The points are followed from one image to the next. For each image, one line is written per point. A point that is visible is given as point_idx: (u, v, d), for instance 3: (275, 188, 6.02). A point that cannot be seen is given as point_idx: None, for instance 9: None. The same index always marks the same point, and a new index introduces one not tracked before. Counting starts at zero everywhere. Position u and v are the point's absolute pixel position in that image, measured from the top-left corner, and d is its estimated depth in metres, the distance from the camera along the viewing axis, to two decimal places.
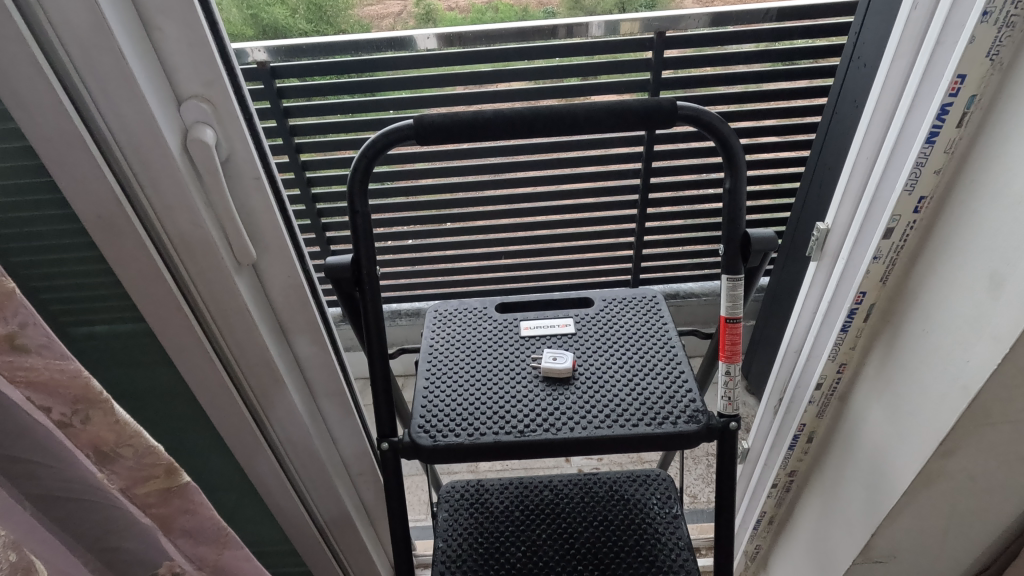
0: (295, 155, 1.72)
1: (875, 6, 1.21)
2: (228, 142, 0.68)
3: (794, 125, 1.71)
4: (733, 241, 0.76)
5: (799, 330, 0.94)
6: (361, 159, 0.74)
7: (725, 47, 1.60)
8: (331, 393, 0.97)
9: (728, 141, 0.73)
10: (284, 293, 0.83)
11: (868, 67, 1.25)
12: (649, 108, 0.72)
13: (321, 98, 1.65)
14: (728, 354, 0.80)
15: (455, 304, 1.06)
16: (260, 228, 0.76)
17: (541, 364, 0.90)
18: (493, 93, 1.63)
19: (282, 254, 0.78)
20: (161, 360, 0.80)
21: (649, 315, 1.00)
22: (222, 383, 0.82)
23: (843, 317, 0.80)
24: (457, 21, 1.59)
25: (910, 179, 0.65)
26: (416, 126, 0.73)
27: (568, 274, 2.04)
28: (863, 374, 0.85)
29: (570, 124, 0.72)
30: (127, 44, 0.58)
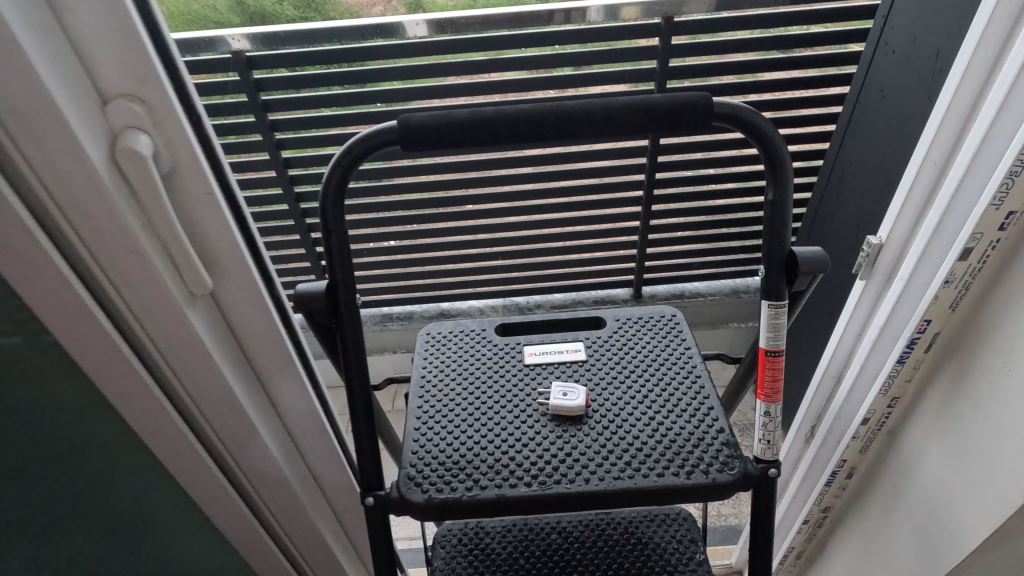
0: (277, 152, 1.60)
1: None
2: (169, 151, 0.56)
3: (808, 117, 1.59)
4: (775, 262, 0.65)
5: (839, 354, 0.84)
6: (335, 168, 0.62)
7: (718, 34, 1.47)
8: (310, 429, 0.86)
9: (775, 143, 0.61)
10: (249, 324, 0.71)
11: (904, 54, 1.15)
12: (678, 105, 0.60)
13: (310, 90, 1.52)
14: (768, 393, 0.69)
15: (449, 325, 0.94)
16: (216, 251, 0.64)
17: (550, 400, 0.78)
18: (487, 84, 1.50)
19: (244, 280, 0.66)
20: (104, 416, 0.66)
21: (668, 338, 0.89)
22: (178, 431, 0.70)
23: (901, 347, 0.69)
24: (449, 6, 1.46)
25: (1000, 192, 0.54)
26: (401, 129, 0.60)
27: (569, 274, 1.94)
28: (919, 410, 0.74)
29: (583, 126, 0.61)
30: (27, 30, 0.45)
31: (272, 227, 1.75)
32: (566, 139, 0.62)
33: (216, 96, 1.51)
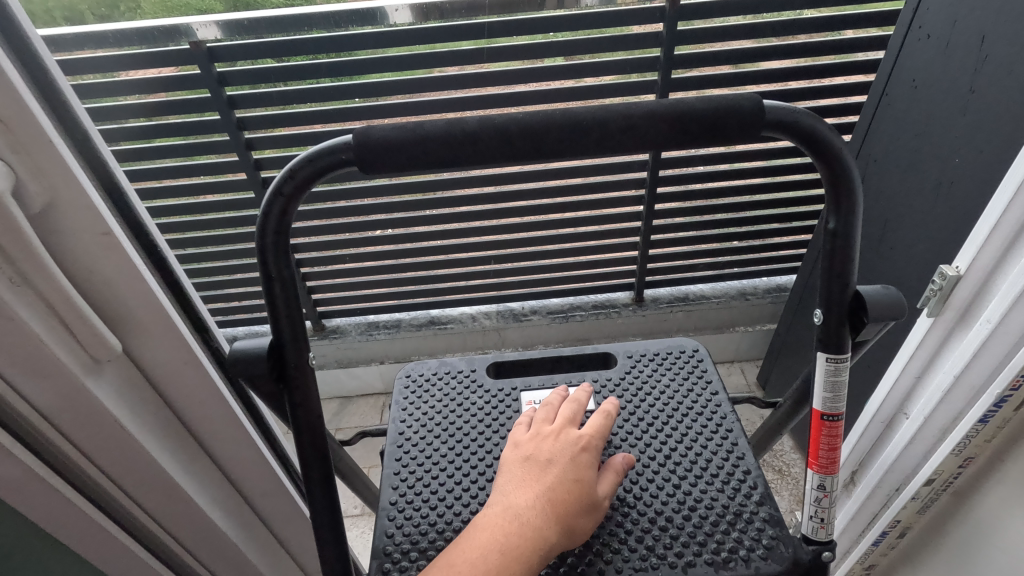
0: (246, 153, 1.44)
1: None
2: (41, 182, 0.41)
3: (824, 108, 1.45)
4: (834, 306, 0.52)
5: (893, 397, 0.71)
6: (275, 196, 0.48)
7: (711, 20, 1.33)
8: (267, 493, 0.73)
9: (841, 158, 0.48)
10: (179, 385, 0.57)
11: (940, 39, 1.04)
12: (718, 110, 0.46)
13: (288, 83, 1.36)
14: (822, 463, 0.56)
15: (433, 364, 0.81)
16: (125, 301, 0.49)
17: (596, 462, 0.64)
18: (476, 76, 1.35)
19: (165, 333, 0.53)
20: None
21: (689, 380, 0.76)
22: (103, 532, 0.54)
23: (986, 404, 0.56)
24: None
25: None
26: (357, 146, 0.46)
27: (566, 278, 1.80)
28: (999, 474, 0.61)
29: (597, 140, 0.47)
30: None
31: (243, 234, 1.60)
32: (573, 156, 0.48)
33: (173, 92, 1.34)
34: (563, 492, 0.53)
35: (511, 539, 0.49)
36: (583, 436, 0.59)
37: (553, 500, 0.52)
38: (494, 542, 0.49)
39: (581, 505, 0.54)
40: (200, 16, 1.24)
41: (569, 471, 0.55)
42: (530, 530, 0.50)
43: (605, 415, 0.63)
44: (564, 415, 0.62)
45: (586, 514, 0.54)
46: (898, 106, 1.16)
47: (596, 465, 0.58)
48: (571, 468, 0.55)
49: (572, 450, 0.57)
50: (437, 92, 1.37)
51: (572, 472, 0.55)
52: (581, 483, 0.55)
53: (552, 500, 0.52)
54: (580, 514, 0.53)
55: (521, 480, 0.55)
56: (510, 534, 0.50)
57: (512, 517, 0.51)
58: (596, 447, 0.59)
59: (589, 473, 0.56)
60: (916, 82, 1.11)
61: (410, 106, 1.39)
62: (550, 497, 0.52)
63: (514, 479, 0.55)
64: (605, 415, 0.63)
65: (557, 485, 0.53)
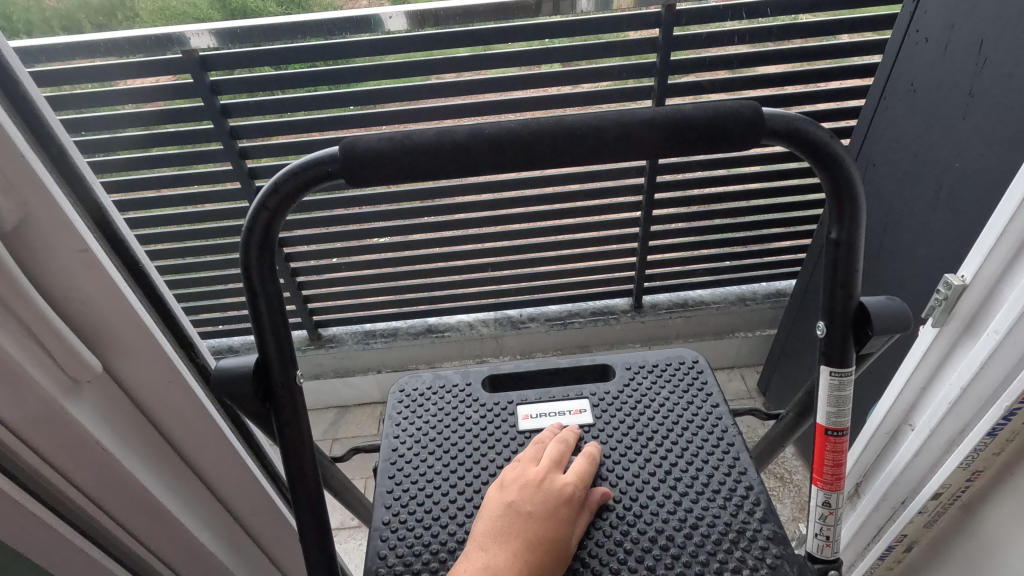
0: (240, 161, 1.42)
1: None
2: (13, 200, 0.40)
3: (822, 112, 1.44)
4: (837, 319, 0.51)
5: (897, 408, 0.69)
6: (260, 211, 0.46)
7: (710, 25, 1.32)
8: (259, 513, 0.71)
9: (844, 167, 0.46)
10: (164, 405, 0.55)
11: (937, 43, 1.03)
12: (715, 117, 0.45)
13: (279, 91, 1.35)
14: (826, 480, 0.55)
15: (428, 378, 0.79)
16: (105, 320, 0.48)
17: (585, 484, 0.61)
18: (472, 83, 1.34)
19: (148, 352, 0.51)
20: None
21: (689, 391, 0.74)
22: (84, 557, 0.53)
23: (994, 417, 0.55)
24: None
25: None
26: (343, 159, 0.45)
27: (565, 285, 1.79)
28: (1007, 489, 0.60)
29: (591, 149, 0.45)
30: None
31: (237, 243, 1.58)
32: (568, 165, 0.46)
33: (165, 102, 1.32)
34: (540, 553, 0.52)
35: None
36: (567, 485, 0.58)
37: (530, 563, 0.51)
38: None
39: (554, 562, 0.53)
40: (194, 24, 1.22)
41: (547, 529, 0.54)
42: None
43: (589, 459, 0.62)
44: (551, 459, 0.61)
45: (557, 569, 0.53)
46: (894, 109, 1.15)
47: (575, 515, 0.57)
48: (552, 527, 0.54)
49: (554, 504, 0.56)
50: (432, 100, 1.35)
51: (551, 530, 0.54)
52: (556, 544, 0.54)
53: (530, 561, 0.51)
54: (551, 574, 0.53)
55: (500, 534, 0.53)
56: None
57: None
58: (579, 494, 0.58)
59: (567, 529, 0.56)
60: (913, 85, 1.10)
61: (405, 114, 1.38)
62: (529, 557, 0.52)
63: (494, 533, 0.54)
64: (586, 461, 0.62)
65: (537, 544, 0.53)
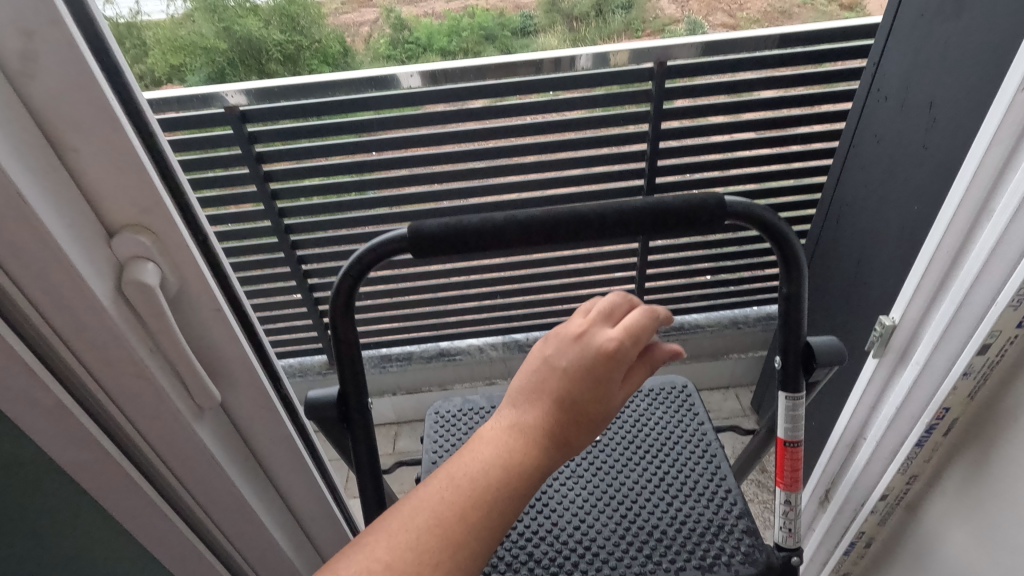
0: (271, 202, 1.54)
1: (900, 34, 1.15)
2: (175, 274, 0.54)
3: (805, 152, 1.57)
4: (791, 356, 0.65)
5: (853, 424, 0.82)
6: (345, 277, 0.61)
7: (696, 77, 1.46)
8: (322, 516, 0.84)
9: (789, 243, 0.61)
10: (258, 426, 0.69)
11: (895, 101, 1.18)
12: (689, 205, 0.60)
13: (303, 139, 1.47)
14: (787, 482, 0.69)
15: (458, 402, 0.93)
16: (225, 359, 0.62)
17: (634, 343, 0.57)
18: (483, 130, 1.48)
19: (252, 385, 0.65)
20: (114, 536, 0.62)
21: (680, 411, 0.89)
22: (194, 550, 0.66)
23: (919, 431, 0.69)
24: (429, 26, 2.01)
25: (1016, 295, 0.54)
26: (411, 238, 0.60)
27: (569, 309, 1.92)
28: (938, 490, 0.74)
29: (597, 230, 0.60)
30: (26, 178, 0.43)
31: (260, 276, 1.68)
32: (578, 241, 0.61)
33: (207, 150, 1.46)
34: (561, 435, 0.51)
35: (499, 488, 0.47)
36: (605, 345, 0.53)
37: (552, 425, 0.51)
38: (483, 496, 0.46)
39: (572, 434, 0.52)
40: (228, 85, 1.39)
41: (571, 410, 0.52)
42: (522, 482, 0.48)
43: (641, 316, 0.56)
44: (598, 311, 0.56)
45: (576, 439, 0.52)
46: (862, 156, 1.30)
47: (615, 372, 0.54)
48: (575, 406, 0.52)
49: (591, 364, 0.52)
50: (446, 145, 1.49)
51: (576, 410, 0.52)
52: (585, 404, 0.52)
53: (546, 447, 0.50)
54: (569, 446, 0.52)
55: (531, 394, 0.53)
56: (501, 489, 0.47)
57: (510, 464, 0.48)
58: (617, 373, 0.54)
59: (600, 391, 0.53)
60: (879, 137, 1.25)
61: (424, 160, 1.51)
62: (549, 438, 0.50)
63: (526, 390, 0.53)
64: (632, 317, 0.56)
65: (560, 406, 0.51)
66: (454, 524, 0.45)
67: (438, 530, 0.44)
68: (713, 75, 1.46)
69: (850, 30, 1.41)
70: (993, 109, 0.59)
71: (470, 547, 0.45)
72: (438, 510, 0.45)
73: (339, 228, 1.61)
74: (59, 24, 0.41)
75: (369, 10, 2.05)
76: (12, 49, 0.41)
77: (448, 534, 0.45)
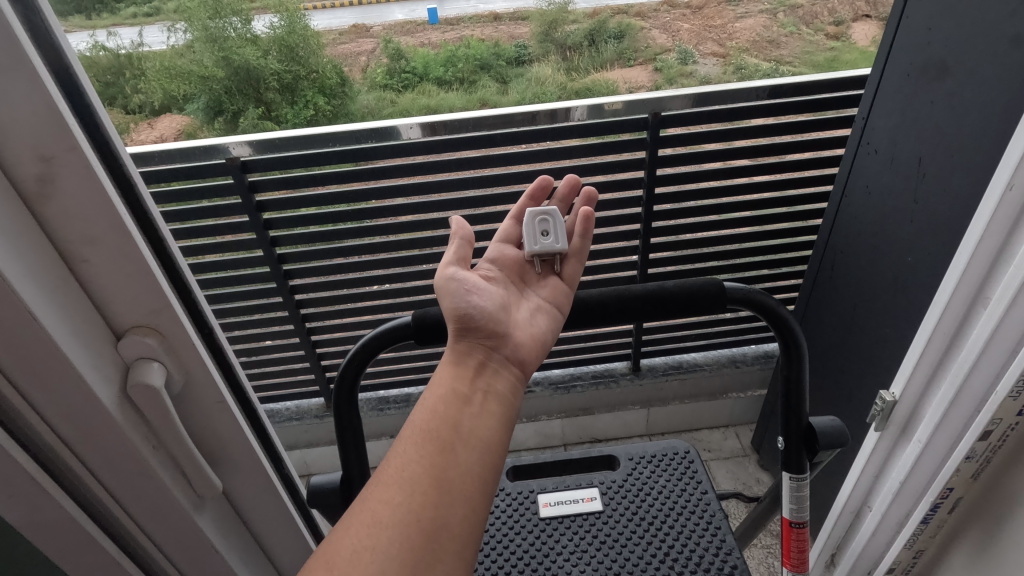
0: (270, 248, 1.51)
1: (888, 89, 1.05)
2: (181, 371, 0.54)
3: (798, 196, 1.58)
4: (795, 436, 0.67)
5: (857, 492, 0.82)
6: (349, 363, 0.65)
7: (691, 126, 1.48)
8: None
9: (793, 331, 0.65)
10: (258, 508, 0.68)
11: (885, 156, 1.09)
12: (692, 292, 0.65)
13: (302, 189, 1.47)
14: (793, 561, 0.72)
15: None
16: (227, 446, 0.62)
17: (529, 249, 0.68)
18: (482, 177, 1.48)
19: (253, 469, 0.64)
20: None
21: (683, 479, 0.88)
22: None
23: (924, 509, 0.68)
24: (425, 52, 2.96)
25: (1015, 387, 0.54)
26: (416, 324, 0.63)
27: (567, 351, 1.90)
28: (946, 566, 0.73)
29: (598, 317, 0.66)
30: (38, 297, 0.43)
31: (253, 321, 1.65)
32: (574, 326, 0.67)
33: (205, 199, 1.44)
34: (455, 391, 0.51)
35: (414, 461, 0.46)
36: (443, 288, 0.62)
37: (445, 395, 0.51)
38: (400, 472, 0.46)
39: (475, 388, 0.53)
40: (235, 136, 1.38)
41: (453, 348, 0.57)
42: (438, 445, 0.47)
43: (458, 239, 0.65)
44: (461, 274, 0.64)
45: (475, 380, 0.54)
46: (849, 206, 1.21)
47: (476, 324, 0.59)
48: (455, 349, 0.57)
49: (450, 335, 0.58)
50: (446, 191, 1.48)
51: (457, 352, 0.56)
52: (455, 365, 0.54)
53: (447, 402, 0.50)
54: (482, 403, 0.52)
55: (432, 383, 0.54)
56: (418, 459, 0.46)
57: (416, 429, 0.49)
58: (456, 288, 0.60)
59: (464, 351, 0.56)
60: (869, 189, 1.15)
61: (420, 206, 1.50)
62: (444, 398, 0.51)
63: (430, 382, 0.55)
64: (467, 244, 0.66)
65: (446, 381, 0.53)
66: (380, 509, 0.44)
67: (373, 520, 0.44)
68: (707, 124, 1.47)
69: (838, 81, 1.43)
70: (984, 198, 0.60)
71: (407, 524, 0.43)
72: (369, 509, 0.45)
73: (336, 273, 1.59)
74: (77, 149, 0.42)
75: (369, 40, 3.00)
76: (31, 174, 0.41)
77: (380, 524, 0.44)
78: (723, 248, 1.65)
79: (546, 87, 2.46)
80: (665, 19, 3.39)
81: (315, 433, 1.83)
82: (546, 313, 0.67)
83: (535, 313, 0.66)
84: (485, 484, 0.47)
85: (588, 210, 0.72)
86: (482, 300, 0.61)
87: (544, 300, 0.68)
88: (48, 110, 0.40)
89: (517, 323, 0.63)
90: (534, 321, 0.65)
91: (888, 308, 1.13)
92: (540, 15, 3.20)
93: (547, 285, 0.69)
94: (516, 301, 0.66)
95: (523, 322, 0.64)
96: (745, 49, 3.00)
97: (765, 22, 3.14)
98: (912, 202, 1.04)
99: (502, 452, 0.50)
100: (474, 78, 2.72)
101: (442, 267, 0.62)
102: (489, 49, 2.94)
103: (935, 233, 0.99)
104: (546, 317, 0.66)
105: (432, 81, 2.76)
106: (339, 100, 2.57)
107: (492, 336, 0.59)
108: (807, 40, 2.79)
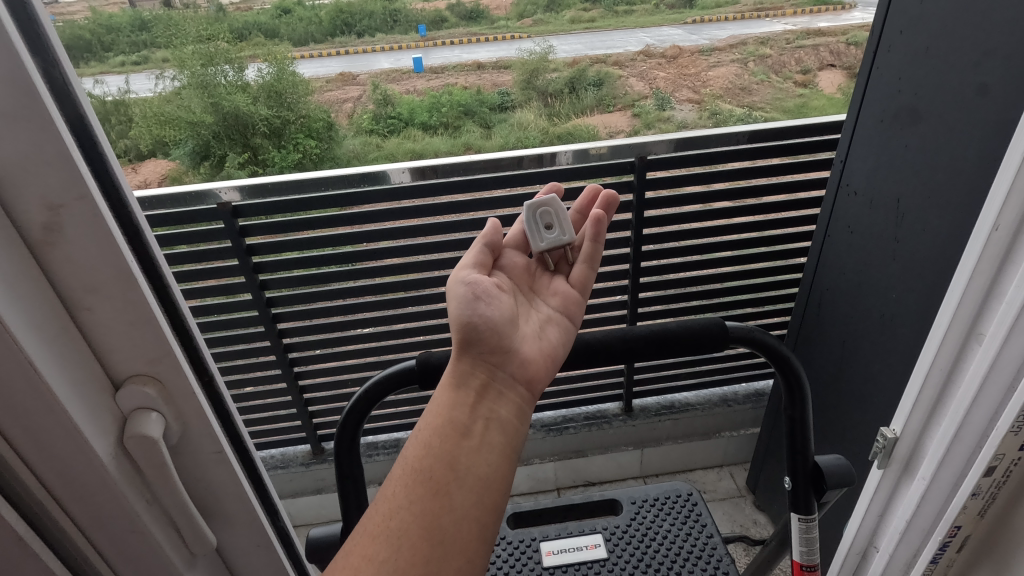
0: (259, 292, 1.50)
1: (865, 134, 1.10)
2: (179, 420, 0.53)
3: (779, 235, 1.62)
4: (800, 475, 0.68)
5: (862, 532, 0.81)
6: (351, 410, 0.65)
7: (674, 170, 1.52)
8: None
9: (793, 368, 0.66)
10: (251, 563, 0.65)
11: (866, 197, 1.13)
12: (695, 332, 0.65)
13: (288, 234, 1.46)
14: None
15: None
16: (223, 496, 0.59)
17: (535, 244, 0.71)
18: (473, 220, 1.49)
19: (248, 524, 0.62)
20: None
21: (686, 522, 0.87)
22: None
23: (934, 549, 0.67)
24: (415, 100, 3.06)
25: (1016, 423, 0.55)
26: (420, 368, 0.63)
27: (560, 391, 1.88)
28: None
29: (603, 358, 0.66)
30: (34, 344, 0.42)
31: (237, 366, 1.61)
32: (578, 368, 0.67)
33: (192, 243, 1.42)
34: (453, 422, 0.50)
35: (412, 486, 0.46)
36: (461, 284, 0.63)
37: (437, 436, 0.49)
38: (388, 522, 0.44)
39: (476, 416, 0.51)
40: (225, 182, 1.38)
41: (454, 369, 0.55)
42: (431, 489, 0.45)
43: (481, 244, 0.68)
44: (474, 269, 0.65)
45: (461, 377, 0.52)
46: (833, 246, 1.25)
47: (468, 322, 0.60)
48: (456, 369, 0.55)
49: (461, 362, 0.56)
50: (434, 233, 1.49)
51: (460, 374, 0.55)
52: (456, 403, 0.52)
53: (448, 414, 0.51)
54: (482, 434, 0.50)
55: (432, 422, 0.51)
56: (409, 504, 0.45)
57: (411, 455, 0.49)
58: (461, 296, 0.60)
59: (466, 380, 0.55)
60: (851, 229, 1.18)
61: (408, 250, 1.51)
62: (440, 432, 0.49)
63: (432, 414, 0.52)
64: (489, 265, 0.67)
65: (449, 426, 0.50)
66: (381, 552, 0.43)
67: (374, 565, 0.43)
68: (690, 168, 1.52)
69: (815, 127, 1.49)
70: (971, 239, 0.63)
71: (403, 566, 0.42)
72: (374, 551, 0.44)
73: (324, 316, 1.57)
74: (87, 198, 0.42)
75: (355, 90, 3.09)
76: (37, 222, 0.41)
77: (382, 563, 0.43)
78: (710, 287, 1.68)
79: (529, 132, 2.54)
80: (642, 68, 3.52)
81: (301, 482, 1.77)
82: (558, 325, 0.67)
83: (547, 323, 0.67)
84: (483, 529, 0.45)
85: (598, 213, 0.75)
86: (490, 309, 0.59)
87: (556, 310, 0.69)
88: (58, 157, 0.40)
89: (525, 337, 0.62)
90: (545, 334, 0.66)
91: (877, 345, 1.15)
92: (521, 64, 3.29)
93: (554, 295, 0.71)
94: (526, 313, 0.67)
95: (533, 337, 0.64)
96: (718, 96, 3.16)
97: (737, 70, 3.28)
98: (893, 240, 1.07)
99: (498, 491, 0.48)
100: (459, 123, 2.79)
101: (454, 274, 0.63)
102: (472, 96, 3.02)
103: (918, 271, 1.02)
104: (556, 330, 0.66)
105: (417, 126, 2.82)
106: (326, 144, 2.59)
107: (495, 352, 0.58)
108: (776, 88, 2.93)
